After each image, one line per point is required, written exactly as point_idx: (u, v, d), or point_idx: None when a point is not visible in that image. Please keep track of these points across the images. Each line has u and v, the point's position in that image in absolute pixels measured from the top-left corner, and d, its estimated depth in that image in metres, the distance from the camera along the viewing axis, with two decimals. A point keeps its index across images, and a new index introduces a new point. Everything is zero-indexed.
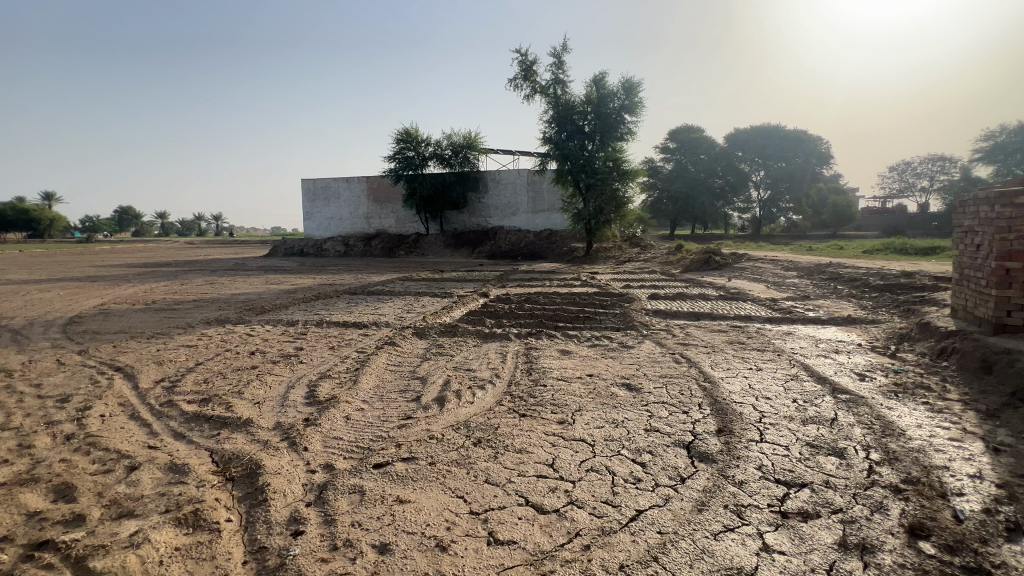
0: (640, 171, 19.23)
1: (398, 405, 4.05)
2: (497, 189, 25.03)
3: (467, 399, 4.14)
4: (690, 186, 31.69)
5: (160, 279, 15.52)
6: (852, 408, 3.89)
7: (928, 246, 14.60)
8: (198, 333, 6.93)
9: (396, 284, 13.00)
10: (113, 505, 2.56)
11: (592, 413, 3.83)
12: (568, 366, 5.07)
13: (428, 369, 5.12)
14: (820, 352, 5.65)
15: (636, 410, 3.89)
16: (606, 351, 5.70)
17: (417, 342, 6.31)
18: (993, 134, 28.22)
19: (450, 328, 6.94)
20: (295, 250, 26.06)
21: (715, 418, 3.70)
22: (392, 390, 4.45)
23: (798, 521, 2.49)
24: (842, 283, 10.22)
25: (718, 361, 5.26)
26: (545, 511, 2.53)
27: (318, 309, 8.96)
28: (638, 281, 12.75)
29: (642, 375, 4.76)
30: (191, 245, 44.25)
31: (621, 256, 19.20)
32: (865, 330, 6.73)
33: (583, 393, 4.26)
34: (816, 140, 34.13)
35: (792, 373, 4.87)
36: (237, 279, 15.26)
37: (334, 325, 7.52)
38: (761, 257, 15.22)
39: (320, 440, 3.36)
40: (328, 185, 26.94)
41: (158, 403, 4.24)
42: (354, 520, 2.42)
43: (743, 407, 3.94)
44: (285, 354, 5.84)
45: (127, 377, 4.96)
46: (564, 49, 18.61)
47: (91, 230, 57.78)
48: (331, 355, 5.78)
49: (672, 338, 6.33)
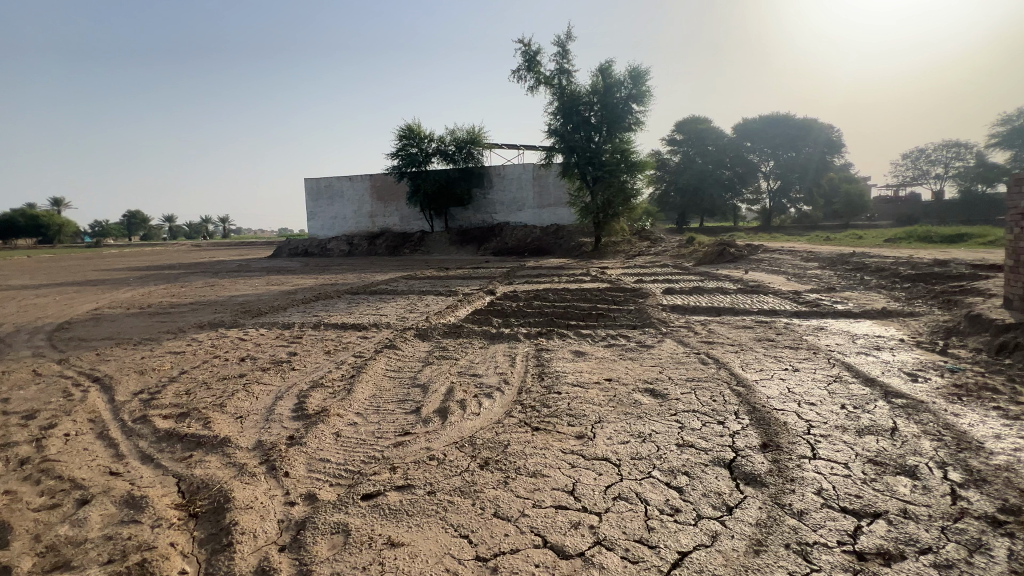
0: (649, 163, 18.63)
1: (395, 418, 3.61)
2: (502, 184, 24.56)
3: (473, 410, 3.68)
4: (698, 178, 30.90)
5: (161, 282, 15.19)
6: (913, 416, 3.39)
7: (953, 234, 13.94)
8: (189, 338, 6.56)
9: (399, 282, 12.59)
10: (50, 553, 2.14)
11: (615, 425, 3.38)
12: (584, 369, 4.59)
13: (429, 375, 4.67)
14: (860, 350, 5.14)
15: (664, 421, 3.42)
16: (624, 352, 5.23)
17: (419, 345, 5.88)
18: (1009, 118, 27.30)
19: (454, 329, 6.48)
20: (299, 250, 25.78)
21: (758, 431, 3.22)
22: (389, 401, 3.99)
23: (881, 566, 2.02)
24: (869, 273, 9.65)
25: (749, 362, 4.77)
26: (567, 556, 2.07)
27: (317, 311, 8.54)
28: (649, 275, 12.27)
29: (666, 379, 4.29)
30: (196, 245, 44.15)
31: (631, 251, 18.67)
32: (902, 323, 6.21)
33: (604, 401, 3.79)
34: (826, 128, 33.10)
35: (835, 374, 4.36)
36: (238, 281, 14.90)
37: (332, 327, 7.13)
38: (778, 248, 14.63)
39: (304, 463, 2.93)
40: (331, 184, 26.59)
41: (131, 420, 3.82)
42: (334, 572, 1.98)
43: (787, 416, 3.47)
44: (277, 359, 5.43)
45: (105, 390, 4.56)
46: (568, 37, 17.97)
47: (100, 236, 58.08)
48: (326, 360, 5.36)
49: (695, 336, 5.84)
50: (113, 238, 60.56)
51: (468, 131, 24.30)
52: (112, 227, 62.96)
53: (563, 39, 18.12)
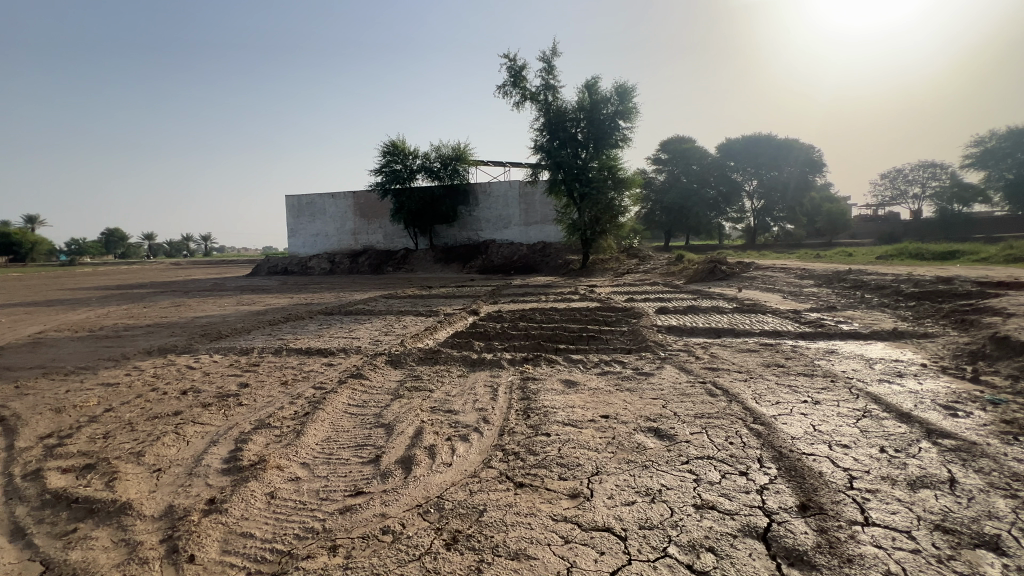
0: (636, 180, 18.34)
1: (348, 471, 2.96)
2: (488, 201, 24.13)
3: (444, 460, 3.04)
4: (684, 197, 30.93)
5: (123, 302, 14.25)
6: (971, 464, 2.84)
7: (944, 251, 13.75)
8: (131, 366, 5.81)
9: (378, 302, 11.90)
10: None
11: (616, 478, 2.77)
12: (576, 404, 3.98)
13: (396, 412, 4.01)
14: (881, 377, 4.61)
15: (675, 473, 2.82)
16: (620, 381, 4.64)
17: (390, 374, 5.22)
18: (982, 140, 27.64)
19: (431, 354, 5.84)
20: (278, 268, 24.93)
21: (791, 486, 2.63)
22: (344, 448, 3.32)
23: None
24: (869, 292, 9.24)
25: (762, 393, 4.20)
26: None
27: (283, 334, 7.81)
28: (641, 294, 11.80)
29: (672, 416, 3.69)
30: (176, 264, 42.73)
31: (620, 268, 18.28)
32: (918, 345, 5.75)
33: (601, 446, 3.18)
34: (808, 148, 33.46)
35: (863, 409, 3.80)
36: (207, 300, 14.05)
37: (295, 353, 6.42)
38: (770, 265, 14.30)
39: (220, 541, 2.26)
40: (313, 201, 25.92)
41: (20, 475, 3.09)
42: None
43: (820, 464, 2.88)
44: (223, 393, 4.71)
45: (8, 433, 3.82)
46: (554, 52, 17.76)
47: (77, 253, 56.23)
48: (281, 393, 4.68)
49: (696, 362, 5.27)
50: (90, 256, 58.25)
51: (453, 148, 23.88)
52: (90, 243, 60.77)
53: (548, 54, 17.90)
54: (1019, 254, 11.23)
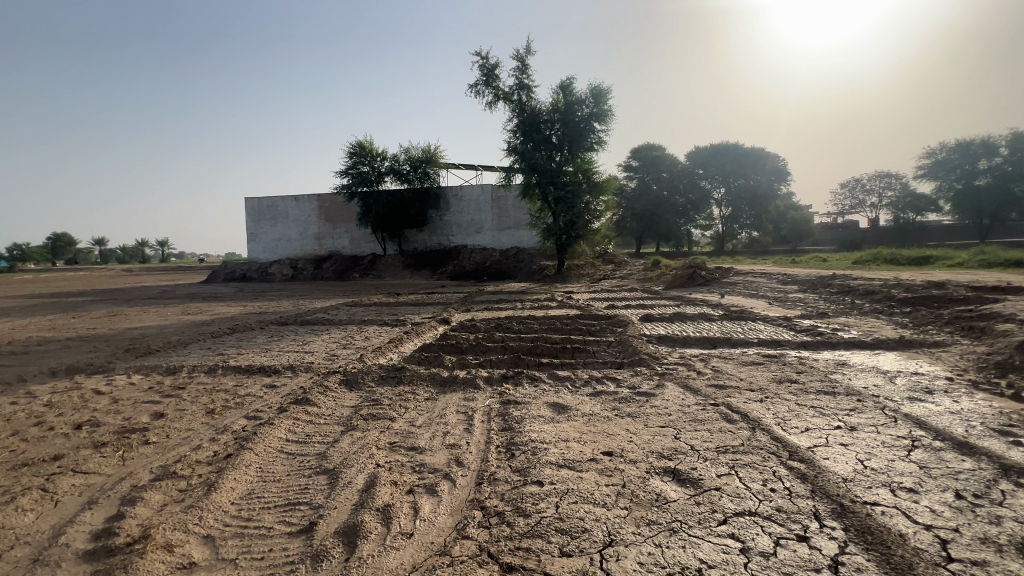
0: (611, 185, 17.88)
1: (269, 551, 2.11)
2: (459, 205, 23.31)
3: (403, 528, 2.24)
4: (654, 204, 30.80)
5: (49, 312, 12.74)
6: None
7: (917, 257, 13.62)
8: (22, 392, 4.73)
9: (340, 310, 10.92)
10: None
11: (641, 553, 2.03)
12: (570, 437, 3.23)
13: (345, 451, 3.16)
14: (910, 395, 4.04)
15: (714, 541, 2.11)
16: (617, 404, 3.92)
17: (344, 397, 4.37)
18: (933, 151, 28.06)
19: (394, 371, 4.99)
20: (235, 275, 23.42)
21: (872, 560, 1.96)
22: (269, 509, 2.48)
23: None
24: (858, 297, 8.88)
25: (785, 417, 3.56)
26: None
27: (224, 349, 6.79)
28: (620, 300, 11.23)
29: (691, 451, 2.98)
30: (127, 271, 39.59)
31: (595, 274, 17.74)
32: (932, 356, 5.26)
33: (609, 499, 2.44)
34: (774, 157, 33.85)
35: (909, 436, 3.20)
36: (147, 310, 12.68)
37: (234, 371, 5.46)
38: (749, 271, 13.93)
39: None
40: (274, 204, 24.50)
41: None
42: None
43: (895, 520, 2.22)
44: (129, 427, 3.74)
45: None
46: (528, 51, 17.14)
47: (20, 258, 52.55)
48: (205, 425, 3.77)
49: (700, 378, 4.60)
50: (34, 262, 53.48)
51: (423, 150, 22.93)
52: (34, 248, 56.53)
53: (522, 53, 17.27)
54: (995, 261, 11.10)
